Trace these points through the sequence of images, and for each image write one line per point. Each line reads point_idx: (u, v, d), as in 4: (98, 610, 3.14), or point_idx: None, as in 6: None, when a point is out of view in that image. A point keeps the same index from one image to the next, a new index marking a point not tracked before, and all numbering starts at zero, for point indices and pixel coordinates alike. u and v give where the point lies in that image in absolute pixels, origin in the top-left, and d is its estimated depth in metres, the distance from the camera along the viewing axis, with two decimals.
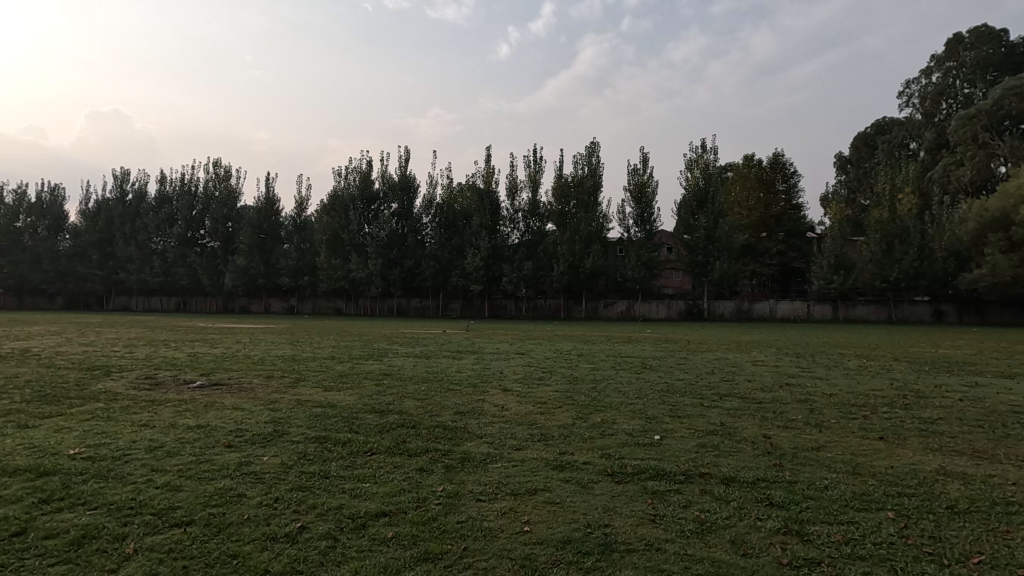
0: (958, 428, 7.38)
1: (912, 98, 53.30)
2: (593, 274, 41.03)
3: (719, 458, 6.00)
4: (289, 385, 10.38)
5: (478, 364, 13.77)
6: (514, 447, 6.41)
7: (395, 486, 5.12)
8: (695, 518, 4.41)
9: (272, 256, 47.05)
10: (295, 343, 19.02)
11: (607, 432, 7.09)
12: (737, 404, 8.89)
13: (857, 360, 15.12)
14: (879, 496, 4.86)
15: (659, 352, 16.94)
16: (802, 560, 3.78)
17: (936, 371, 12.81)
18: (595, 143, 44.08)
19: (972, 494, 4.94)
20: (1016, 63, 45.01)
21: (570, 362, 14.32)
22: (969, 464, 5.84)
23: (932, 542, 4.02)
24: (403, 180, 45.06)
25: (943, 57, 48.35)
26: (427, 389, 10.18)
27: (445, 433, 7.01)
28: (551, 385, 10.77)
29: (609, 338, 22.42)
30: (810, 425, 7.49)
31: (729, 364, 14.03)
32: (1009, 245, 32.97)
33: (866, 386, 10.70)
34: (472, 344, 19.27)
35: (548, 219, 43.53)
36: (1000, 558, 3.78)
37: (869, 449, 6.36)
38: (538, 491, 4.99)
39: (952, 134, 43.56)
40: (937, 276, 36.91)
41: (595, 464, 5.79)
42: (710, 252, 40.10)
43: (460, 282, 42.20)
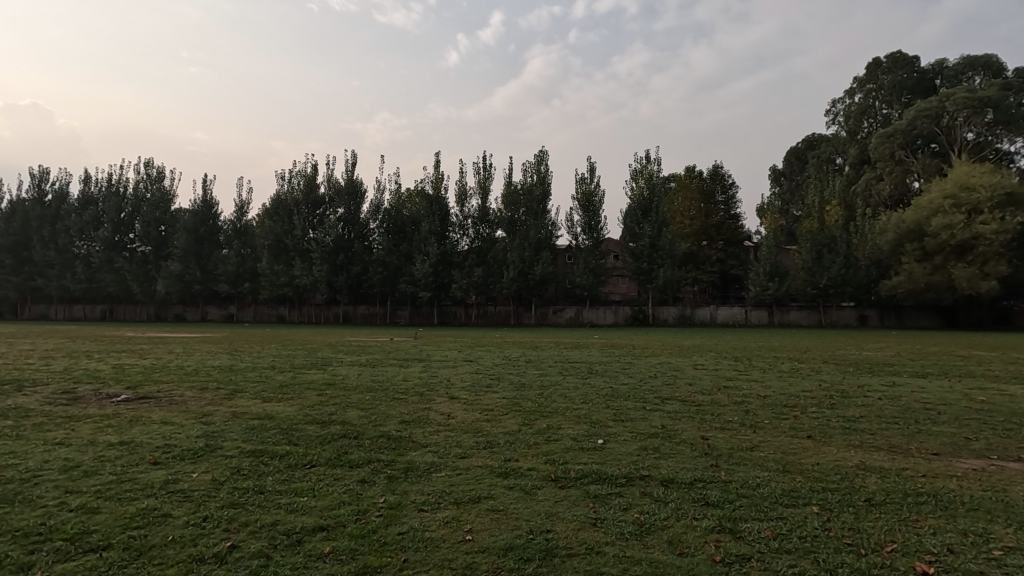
0: (876, 425, 7.91)
1: (838, 117, 56.90)
2: (542, 281, 41.44)
3: (659, 461, 6.16)
4: (225, 396, 9.89)
5: (424, 372, 13.65)
6: (458, 455, 6.36)
7: (335, 498, 4.98)
8: (635, 520, 4.52)
9: (209, 262, 44.94)
10: (233, 352, 18.19)
11: (552, 438, 7.16)
12: (678, 407, 9.17)
13: (788, 362, 16.05)
14: (805, 493, 5.12)
15: (606, 357, 17.35)
16: (734, 556, 3.93)
17: (859, 372, 13.70)
18: (544, 151, 44.70)
19: (888, 486, 5.30)
20: (926, 88, 49.13)
21: (518, 368, 14.34)
22: (886, 459, 6.26)
23: (851, 533, 4.28)
24: (350, 184, 44.16)
25: (864, 79, 51.96)
26: (372, 398, 9.99)
27: (389, 443, 6.89)
28: (498, 391, 10.78)
29: (557, 343, 22.75)
30: (745, 426, 7.82)
31: (671, 368, 14.46)
32: (923, 255, 35.94)
33: (797, 387, 11.31)
34: (420, 352, 19.07)
35: (497, 225, 43.79)
36: (910, 545, 4.05)
37: (798, 448, 6.70)
38: (481, 500, 4.96)
39: (872, 151, 46.40)
40: (862, 283, 39.30)
41: (539, 470, 5.83)
42: (654, 260, 41.33)
43: (409, 288, 41.65)
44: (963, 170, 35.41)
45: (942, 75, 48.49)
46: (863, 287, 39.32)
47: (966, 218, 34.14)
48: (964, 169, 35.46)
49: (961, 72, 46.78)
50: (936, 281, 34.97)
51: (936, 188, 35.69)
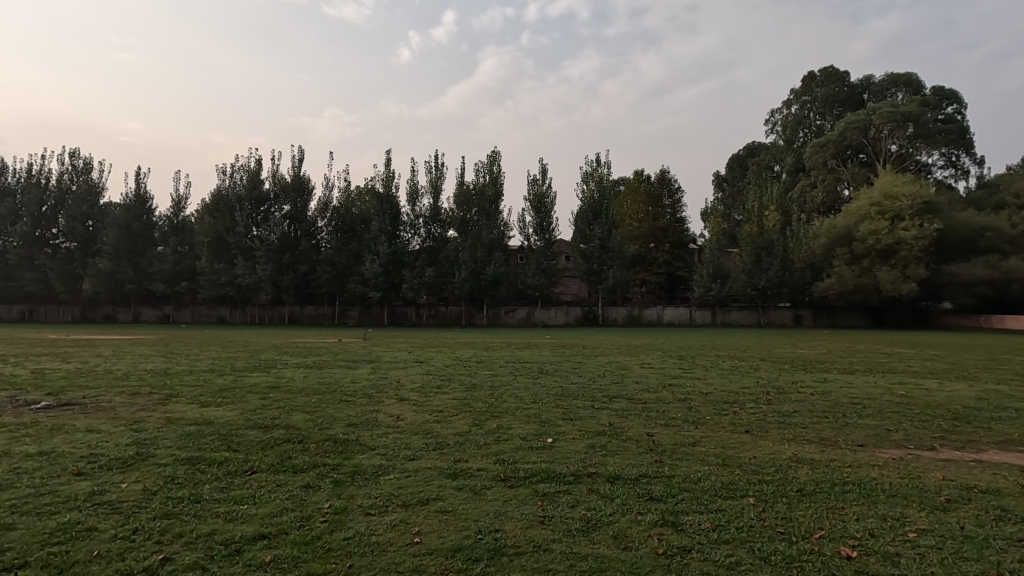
0: (808, 419, 8.37)
1: (776, 126, 59.78)
2: (494, 281, 41.41)
3: (606, 458, 6.30)
4: (159, 402, 9.37)
5: (374, 373, 13.39)
6: (408, 457, 6.29)
7: (277, 506, 4.81)
8: (582, 517, 4.59)
9: (143, 259, 42.52)
10: (169, 355, 17.27)
11: (502, 437, 7.19)
12: (625, 405, 9.37)
13: (729, 360, 16.72)
14: (743, 485, 5.37)
15: (556, 357, 17.55)
16: (676, 548, 4.07)
17: (793, 369, 14.45)
18: (496, 151, 44.78)
19: (818, 476, 5.62)
20: (855, 101, 52.33)
21: (469, 369, 14.28)
22: (816, 451, 6.63)
23: (782, 521, 4.51)
24: (297, 180, 42.81)
25: (800, 91, 54.77)
26: (319, 401, 9.71)
27: (335, 446, 6.73)
28: (448, 392, 10.71)
29: (508, 344, 22.86)
30: (688, 422, 8.10)
31: (619, 367, 14.80)
32: (852, 258, 38.28)
33: (737, 384, 11.80)
34: (369, 353, 18.70)
35: (449, 225, 43.57)
36: (836, 531, 4.31)
37: (737, 442, 7.01)
38: (430, 501, 4.92)
39: (807, 159, 48.96)
40: (797, 284, 41.38)
41: (489, 469, 5.84)
42: (605, 261, 42.11)
43: (358, 288, 40.75)
44: (888, 179, 37.97)
45: (869, 90, 51.78)
46: (798, 288, 41.43)
47: (889, 224, 36.65)
48: (888, 178, 38.01)
49: (886, 88, 50.12)
50: (863, 283, 37.31)
51: (863, 196, 38.12)
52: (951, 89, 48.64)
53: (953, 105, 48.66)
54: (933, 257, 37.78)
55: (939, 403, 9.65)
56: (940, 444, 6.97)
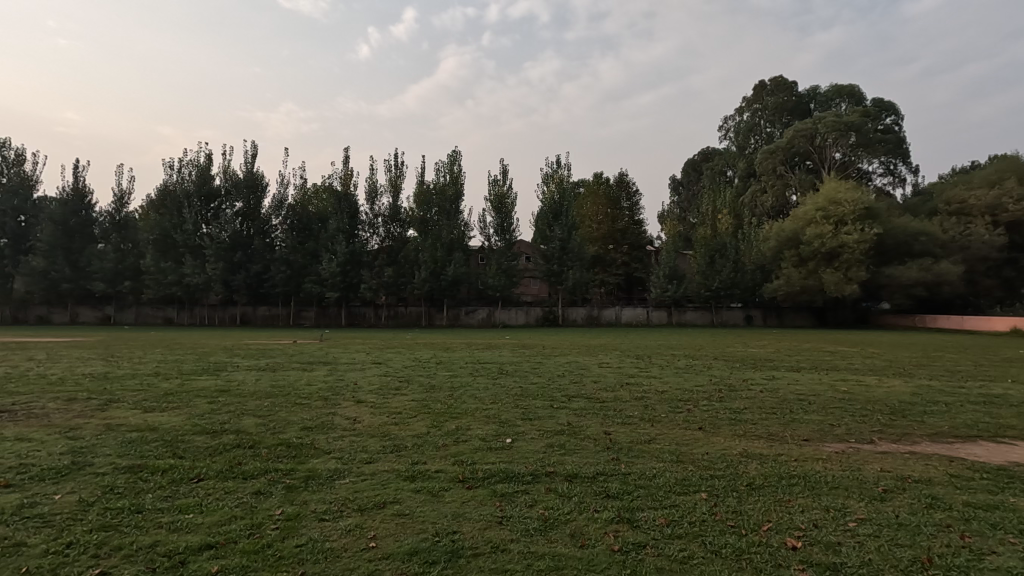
0: (757, 416, 8.68)
1: (729, 133, 61.79)
2: (454, 282, 41.12)
3: (565, 457, 6.35)
4: (97, 408, 8.86)
5: (330, 375, 13.08)
6: (364, 460, 6.16)
7: (225, 514, 4.63)
8: (540, 516, 4.61)
9: (81, 257, 40.23)
10: (109, 358, 16.40)
11: (461, 438, 7.16)
12: (583, 404, 9.48)
13: (684, 359, 17.11)
14: (695, 480, 5.51)
15: (516, 358, 17.55)
16: (631, 545, 4.14)
17: (744, 367, 14.94)
18: (457, 151, 44.56)
19: (766, 471, 5.84)
20: (802, 110, 54.67)
21: (428, 370, 14.12)
22: (764, 446, 6.89)
23: (733, 515, 4.66)
24: (250, 177, 41.39)
25: (751, 99, 56.80)
26: (271, 404, 9.42)
27: (289, 451, 6.52)
28: (407, 394, 10.56)
29: (468, 344, 22.76)
30: (644, 420, 8.25)
31: (578, 367, 14.96)
32: (799, 261, 39.97)
33: (691, 383, 12.13)
34: (326, 354, 18.26)
35: (409, 225, 43.07)
36: (782, 523, 4.49)
37: (691, 438, 7.21)
38: (387, 505, 4.84)
39: (758, 165, 50.84)
40: (748, 285, 42.85)
41: (447, 471, 5.79)
42: (564, 262, 42.45)
43: (314, 288, 39.72)
44: (832, 186, 39.85)
45: (815, 99, 54.21)
46: (749, 289, 42.93)
47: (833, 228, 38.45)
48: (832, 185, 39.89)
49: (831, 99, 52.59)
50: (809, 284, 38.96)
51: (810, 201, 39.89)
52: (889, 101, 51.43)
53: (891, 117, 51.45)
54: (873, 260, 39.82)
55: (877, 398, 10.18)
56: (878, 437, 7.36)
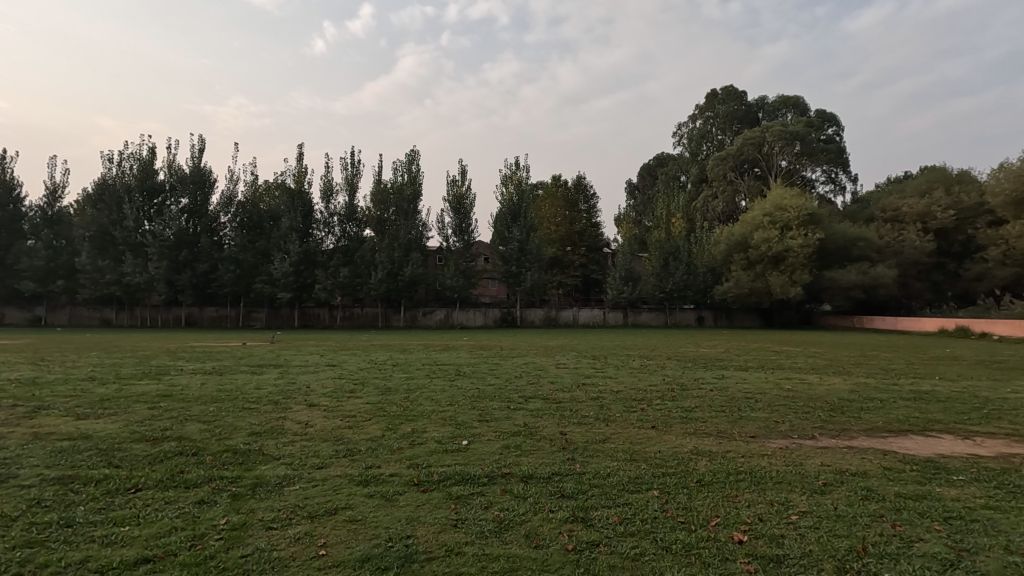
0: (707, 413, 8.97)
1: (682, 139, 63.63)
2: (412, 282, 40.60)
3: (521, 457, 6.38)
4: (23, 416, 8.28)
5: (281, 379, 12.68)
6: (316, 466, 6.00)
7: (164, 525, 4.41)
8: (494, 518, 4.60)
9: (8, 254, 37.58)
10: (38, 362, 15.35)
11: (416, 441, 7.07)
12: (540, 405, 9.54)
13: (639, 360, 17.49)
14: (648, 478, 5.63)
15: (473, 359, 17.49)
16: (584, 543, 4.18)
17: (696, 367, 15.38)
18: (415, 151, 44.13)
19: (716, 467, 6.02)
20: (751, 119, 56.87)
21: (383, 372, 13.89)
22: (715, 443, 7.09)
23: (684, 511, 4.78)
24: (197, 172, 39.69)
25: (703, 107, 58.66)
26: (218, 409, 9.06)
27: (235, 458, 6.27)
28: (361, 397, 10.34)
29: (425, 346, 22.51)
30: (599, 420, 8.37)
31: (535, 368, 15.04)
32: (748, 264, 41.51)
33: (645, 382, 12.40)
34: (276, 357, 17.69)
35: (366, 224, 42.30)
36: (729, 518, 4.63)
37: (644, 437, 7.37)
38: (338, 511, 4.72)
39: (710, 170, 52.54)
40: (700, 287, 44.15)
41: (402, 475, 5.71)
42: (523, 263, 42.58)
43: (265, 288, 38.44)
44: (778, 192, 41.60)
45: (763, 109, 56.51)
46: (701, 291, 44.25)
47: (779, 233, 40.16)
48: (779, 192, 41.65)
49: (777, 109, 54.93)
50: (757, 286, 40.50)
51: (758, 207, 41.54)
52: (830, 113, 54.14)
53: (832, 128, 54.20)
54: (816, 264, 41.75)
55: (819, 396, 10.68)
56: (819, 433, 7.71)
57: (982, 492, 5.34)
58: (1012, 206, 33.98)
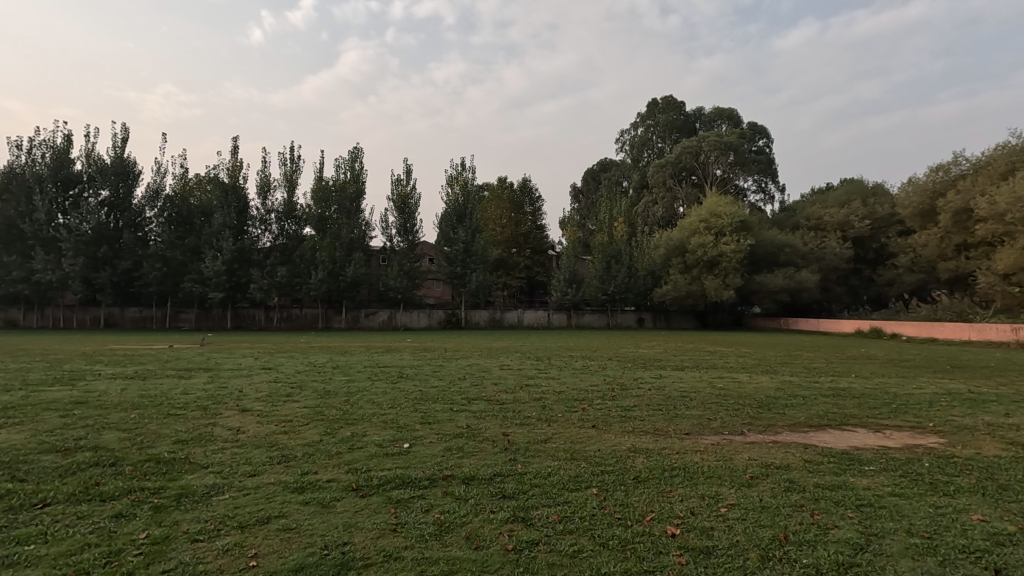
0: (645, 412, 9.25)
1: (624, 146, 65.37)
2: (354, 283, 39.57)
3: (463, 459, 6.35)
4: None
5: (212, 383, 12.04)
6: (247, 473, 5.75)
7: (74, 542, 4.09)
8: (435, 521, 4.57)
9: None
10: None
11: (355, 445, 6.91)
12: (483, 406, 9.53)
13: (582, 361, 17.79)
14: (587, 476, 5.75)
15: (416, 361, 17.24)
16: (524, 543, 4.22)
17: (636, 367, 15.82)
18: (359, 148, 43.13)
19: (652, 464, 6.22)
20: (689, 128, 59.23)
21: (322, 375, 13.45)
22: (651, 441, 7.32)
23: (621, 508, 4.91)
24: (119, 162, 37.10)
25: (645, 115, 60.53)
26: (140, 416, 8.50)
27: (158, 467, 5.91)
28: (299, 401, 9.96)
29: (368, 348, 22.04)
30: (540, 421, 8.47)
31: (480, 370, 14.99)
32: (685, 267, 43.16)
33: (587, 383, 12.62)
34: (206, 360, 16.75)
35: (305, 222, 40.91)
36: (663, 513, 4.80)
37: (584, 436, 7.51)
38: (271, 519, 4.54)
39: (651, 177, 54.29)
40: (640, 290, 45.50)
41: (339, 480, 5.55)
42: (468, 265, 42.40)
43: (195, 288, 36.43)
44: (713, 199, 43.55)
45: (700, 119, 59.00)
46: (641, 294, 45.62)
47: (714, 238, 42.00)
48: (714, 199, 43.58)
49: (713, 120, 57.50)
50: (693, 289, 42.17)
51: (695, 213, 43.34)
52: (761, 126, 57.16)
53: (763, 140, 57.27)
54: (747, 268, 43.95)
55: (747, 393, 11.26)
56: (747, 429, 8.12)
57: (889, 480, 5.80)
58: (919, 217, 37.05)
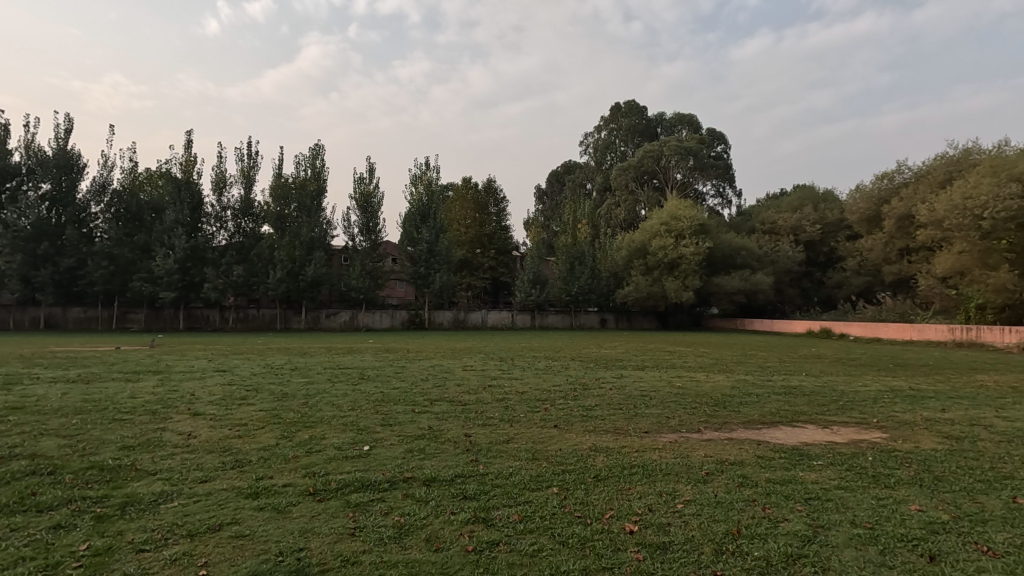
0: (606, 411, 9.37)
1: (588, 148, 66.19)
2: (314, 283, 38.68)
3: (424, 461, 6.29)
4: None
5: (161, 386, 11.54)
6: (198, 479, 5.55)
7: (7, 556, 3.86)
8: (394, 524, 4.52)
9: None
10: None
11: (314, 448, 6.76)
12: (445, 407, 9.48)
13: (545, 361, 17.91)
14: (549, 476, 5.79)
15: (378, 362, 16.97)
16: (485, 543, 4.21)
17: (598, 367, 16.01)
18: (320, 145, 42.26)
19: (612, 462, 6.32)
20: (651, 133, 60.45)
21: (280, 378, 13.09)
22: (612, 440, 7.42)
23: (581, 506, 4.97)
24: (62, 155, 35.25)
25: (608, 119, 61.49)
26: (82, 421, 8.07)
27: (101, 475, 5.63)
28: (254, 404, 9.67)
29: (328, 349, 21.64)
30: (503, 421, 8.48)
31: (443, 371, 14.89)
32: (646, 269, 43.99)
33: (550, 383, 12.70)
34: (156, 363, 16.03)
35: (263, 220, 39.82)
36: (622, 511, 4.87)
37: (545, 436, 7.57)
38: (223, 526, 4.40)
39: (614, 180, 55.16)
40: (603, 291, 46.11)
41: (296, 485, 5.42)
42: (431, 265, 42.05)
43: (144, 287, 34.92)
44: (674, 203, 44.56)
45: (662, 124, 60.33)
46: (604, 295, 46.24)
47: (674, 241, 42.96)
48: (674, 203, 44.60)
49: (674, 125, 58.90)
50: (654, 291, 43.03)
51: (656, 216, 44.27)
52: (720, 132, 58.84)
53: (721, 145, 58.98)
54: (706, 270, 45.13)
55: (705, 392, 11.56)
56: (704, 426, 8.35)
57: (836, 474, 6.07)
58: (866, 222, 38.86)
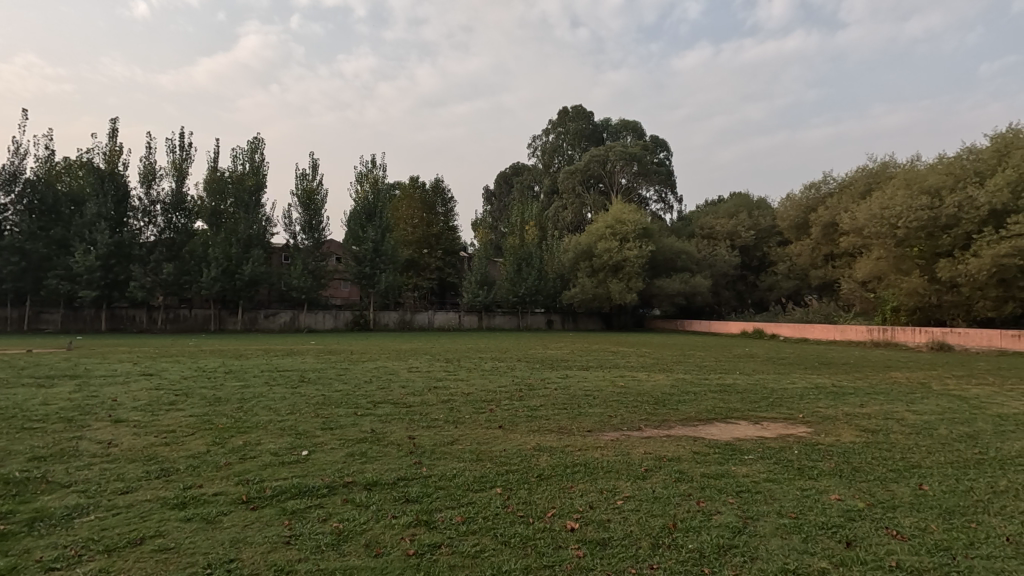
0: (550, 411, 9.47)
1: (536, 151, 66.83)
2: (252, 282, 37.13)
3: (365, 465, 6.15)
4: None
5: (78, 392, 10.70)
6: (119, 491, 5.20)
7: None
8: (333, 530, 4.39)
9: None
10: None
11: (248, 455, 6.47)
12: (389, 410, 9.31)
13: (491, 362, 17.92)
14: (492, 476, 5.80)
15: (318, 364, 16.46)
16: (426, 547, 4.17)
17: (544, 368, 16.13)
18: (259, 139, 40.55)
19: (555, 461, 6.39)
20: (597, 137, 61.70)
21: (213, 381, 12.45)
22: (556, 439, 7.50)
23: (523, 506, 5.00)
24: None
25: (556, 123, 62.28)
26: None
27: (6, 490, 5.16)
28: (183, 410, 9.15)
29: (267, 351, 20.83)
30: (448, 423, 8.41)
31: (387, 372, 14.60)
32: (592, 271, 44.87)
33: (495, 384, 12.73)
34: (73, 366, 14.89)
35: (197, 216, 37.87)
36: (564, 508, 4.94)
37: (490, 437, 7.59)
38: (145, 540, 4.14)
39: (561, 182, 55.90)
40: (550, 292, 46.68)
41: (227, 493, 5.17)
42: (377, 265, 41.23)
43: (61, 286, 32.41)
44: (619, 207, 45.66)
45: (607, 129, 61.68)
46: (551, 296, 46.81)
47: (619, 244, 44.00)
48: (619, 206, 45.70)
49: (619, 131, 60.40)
50: (599, 292, 43.95)
51: (601, 219, 45.23)
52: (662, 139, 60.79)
53: (664, 152, 60.92)
54: (648, 273, 46.46)
55: (646, 391, 11.92)
56: (644, 424, 8.57)
57: (765, 467, 6.39)
58: (795, 229, 41.17)
